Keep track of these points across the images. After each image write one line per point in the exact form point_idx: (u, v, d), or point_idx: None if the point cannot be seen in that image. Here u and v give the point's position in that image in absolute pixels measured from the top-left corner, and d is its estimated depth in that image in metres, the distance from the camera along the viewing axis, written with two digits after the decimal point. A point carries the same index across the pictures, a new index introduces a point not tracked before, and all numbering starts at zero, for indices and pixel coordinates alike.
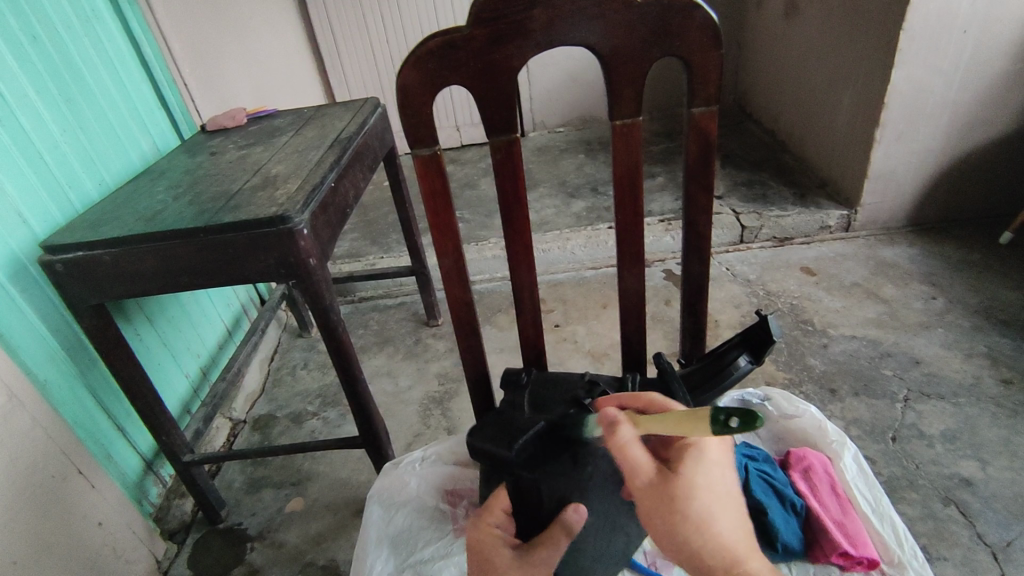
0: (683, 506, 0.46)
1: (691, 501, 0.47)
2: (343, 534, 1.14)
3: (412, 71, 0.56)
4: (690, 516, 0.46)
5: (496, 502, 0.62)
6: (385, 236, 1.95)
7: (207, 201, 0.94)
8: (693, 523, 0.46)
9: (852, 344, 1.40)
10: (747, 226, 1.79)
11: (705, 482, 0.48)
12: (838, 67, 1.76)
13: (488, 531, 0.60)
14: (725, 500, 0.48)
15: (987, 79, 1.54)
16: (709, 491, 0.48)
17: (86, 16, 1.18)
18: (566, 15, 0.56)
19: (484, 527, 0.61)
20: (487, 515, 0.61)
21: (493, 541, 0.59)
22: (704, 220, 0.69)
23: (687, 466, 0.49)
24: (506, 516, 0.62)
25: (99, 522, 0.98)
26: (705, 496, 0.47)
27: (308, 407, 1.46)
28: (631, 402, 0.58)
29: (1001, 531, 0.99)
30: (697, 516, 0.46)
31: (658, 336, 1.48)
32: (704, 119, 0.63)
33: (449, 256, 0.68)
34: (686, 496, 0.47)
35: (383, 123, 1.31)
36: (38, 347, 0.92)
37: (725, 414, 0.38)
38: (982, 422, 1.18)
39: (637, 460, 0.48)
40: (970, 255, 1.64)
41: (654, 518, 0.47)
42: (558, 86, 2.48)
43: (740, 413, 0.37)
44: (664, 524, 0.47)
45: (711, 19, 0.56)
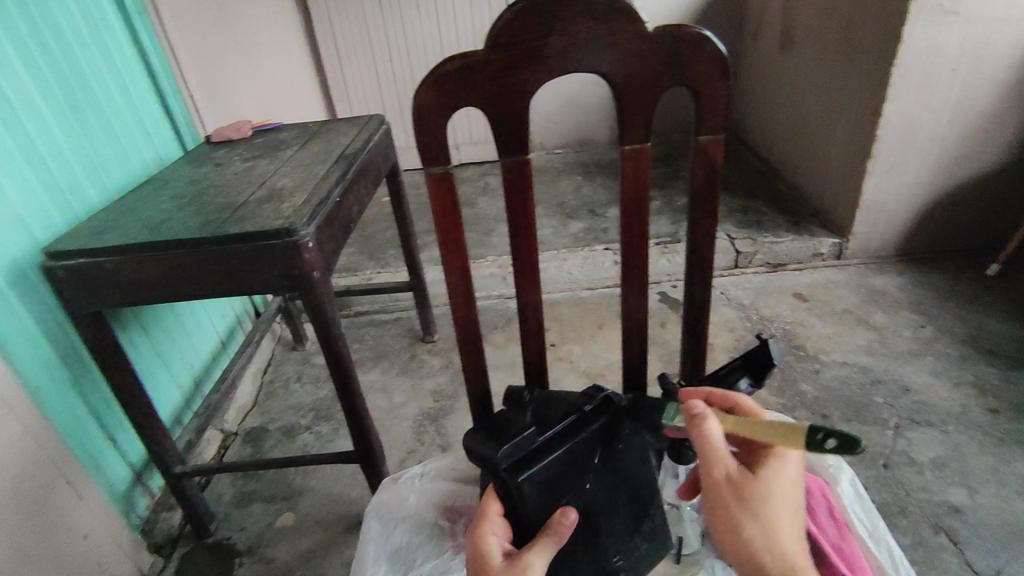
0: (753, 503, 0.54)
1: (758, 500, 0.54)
2: (333, 550, 1.13)
3: (429, 91, 0.58)
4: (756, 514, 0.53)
5: (491, 509, 0.64)
6: (383, 250, 1.96)
7: (212, 212, 0.94)
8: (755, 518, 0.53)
9: (844, 371, 1.42)
10: (742, 251, 1.82)
11: (776, 485, 0.55)
12: (832, 99, 1.81)
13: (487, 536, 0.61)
14: (788, 504, 0.55)
15: (973, 116, 1.59)
16: (778, 495, 0.55)
17: (96, 26, 1.20)
18: (580, 44, 0.57)
19: (481, 534, 0.62)
20: (484, 522, 0.63)
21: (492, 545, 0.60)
22: (708, 244, 0.71)
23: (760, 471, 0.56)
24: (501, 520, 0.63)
25: (86, 533, 0.96)
26: (773, 498, 0.54)
27: (300, 421, 1.44)
28: (716, 397, 0.67)
29: (991, 560, 1.00)
30: (763, 514, 0.53)
31: (654, 358, 1.49)
32: (710, 146, 0.64)
33: (456, 273, 0.69)
34: (754, 493, 0.54)
35: (387, 140, 1.33)
36: (34, 353, 0.92)
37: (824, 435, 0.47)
38: (971, 450, 1.19)
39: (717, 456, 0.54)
40: (958, 286, 1.68)
41: (721, 510, 0.54)
42: (557, 109, 2.52)
43: (842, 438, 0.47)
44: (731, 516, 0.54)
45: (719, 51, 0.58)
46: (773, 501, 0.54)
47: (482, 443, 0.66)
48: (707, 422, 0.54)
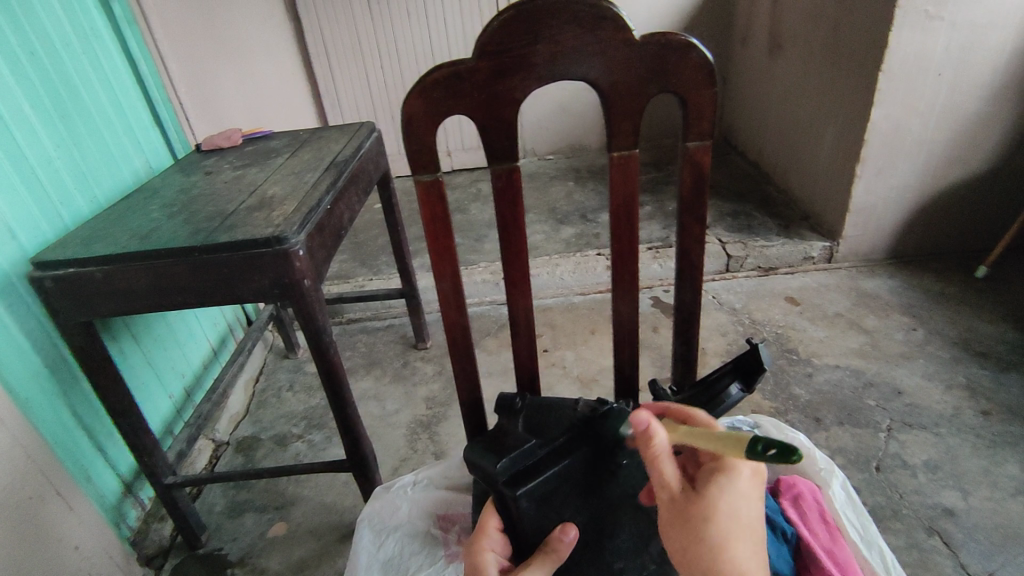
0: (703, 528, 0.47)
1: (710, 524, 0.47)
2: (326, 560, 1.12)
3: (417, 99, 0.58)
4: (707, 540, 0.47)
5: (489, 523, 0.64)
6: (375, 257, 1.96)
7: (203, 220, 0.94)
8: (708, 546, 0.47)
9: (836, 374, 1.43)
10: (733, 255, 1.82)
11: (733, 510, 0.48)
12: (820, 104, 1.82)
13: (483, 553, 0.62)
14: (749, 533, 0.48)
15: (960, 121, 1.61)
16: (733, 517, 0.47)
17: (85, 34, 1.19)
18: (568, 51, 0.58)
19: (478, 550, 0.63)
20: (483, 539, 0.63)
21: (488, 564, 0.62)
22: (697, 249, 0.71)
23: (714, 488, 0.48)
24: (499, 536, 0.64)
25: (76, 546, 0.95)
26: (727, 521, 0.47)
27: (293, 430, 1.43)
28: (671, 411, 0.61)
29: (983, 562, 1.00)
30: (714, 540, 0.47)
31: (647, 363, 1.49)
32: (698, 152, 0.65)
33: (447, 280, 0.69)
34: (704, 517, 0.47)
35: (378, 147, 1.33)
36: (21, 364, 0.91)
37: (763, 445, 0.41)
38: (962, 452, 1.20)
39: (666, 476, 0.48)
40: (948, 288, 1.69)
41: (672, 536, 0.49)
42: (549, 115, 2.53)
43: (777, 447, 0.40)
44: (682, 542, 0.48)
45: (706, 58, 0.59)
46: (730, 527, 0.47)
47: (479, 455, 0.65)
48: (656, 438, 0.48)
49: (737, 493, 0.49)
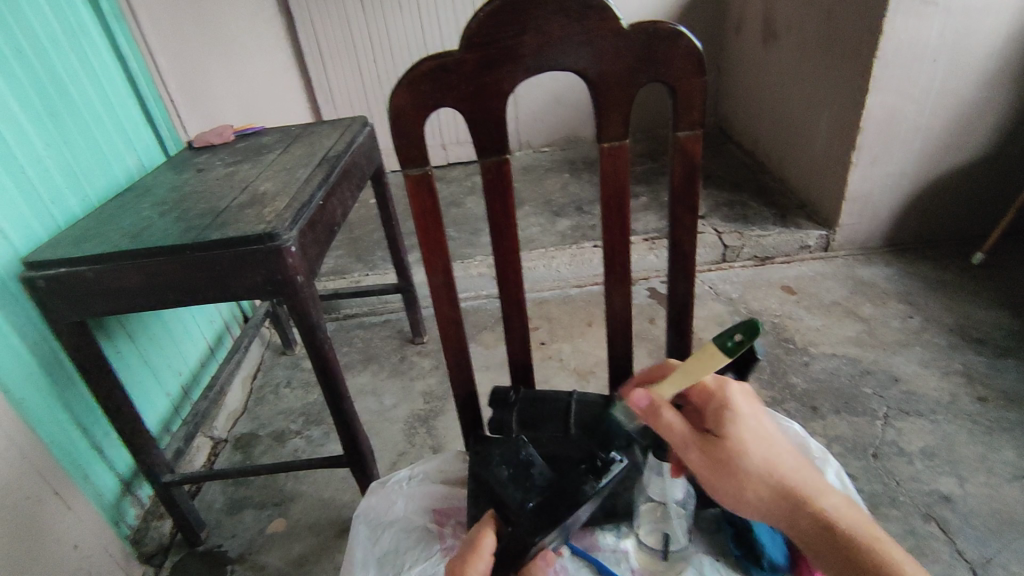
0: (738, 463, 0.56)
1: (744, 455, 0.57)
2: (325, 556, 1.13)
3: (405, 92, 0.57)
4: (750, 469, 0.56)
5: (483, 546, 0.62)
6: (370, 253, 1.95)
7: (194, 218, 0.93)
8: (755, 474, 0.56)
9: (833, 362, 1.43)
10: (729, 246, 1.82)
11: (750, 434, 0.57)
12: (815, 92, 1.82)
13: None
14: (772, 443, 0.58)
15: (954, 107, 1.61)
16: (755, 441, 0.57)
17: (73, 31, 1.18)
18: (555, 41, 0.57)
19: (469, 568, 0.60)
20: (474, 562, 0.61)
21: None
22: (688, 240, 0.71)
23: (728, 428, 0.58)
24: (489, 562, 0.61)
25: (75, 546, 0.95)
26: (755, 446, 0.57)
27: (290, 426, 1.44)
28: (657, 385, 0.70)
29: (979, 547, 1.01)
30: (757, 466, 0.56)
31: (644, 354, 1.49)
32: (689, 142, 0.64)
33: (438, 274, 0.69)
34: (735, 454, 0.57)
35: (370, 142, 1.32)
36: (16, 365, 0.91)
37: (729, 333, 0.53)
38: (958, 438, 1.20)
39: (679, 430, 0.58)
40: (945, 275, 1.69)
41: (719, 483, 0.57)
42: (544, 107, 2.52)
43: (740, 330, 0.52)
44: (733, 485, 0.57)
45: (695, 47, 0.58)
46: (760, 448, 0.57)
47: (503, 485, 0.66)
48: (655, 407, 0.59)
49: (744, 419, 0.58)
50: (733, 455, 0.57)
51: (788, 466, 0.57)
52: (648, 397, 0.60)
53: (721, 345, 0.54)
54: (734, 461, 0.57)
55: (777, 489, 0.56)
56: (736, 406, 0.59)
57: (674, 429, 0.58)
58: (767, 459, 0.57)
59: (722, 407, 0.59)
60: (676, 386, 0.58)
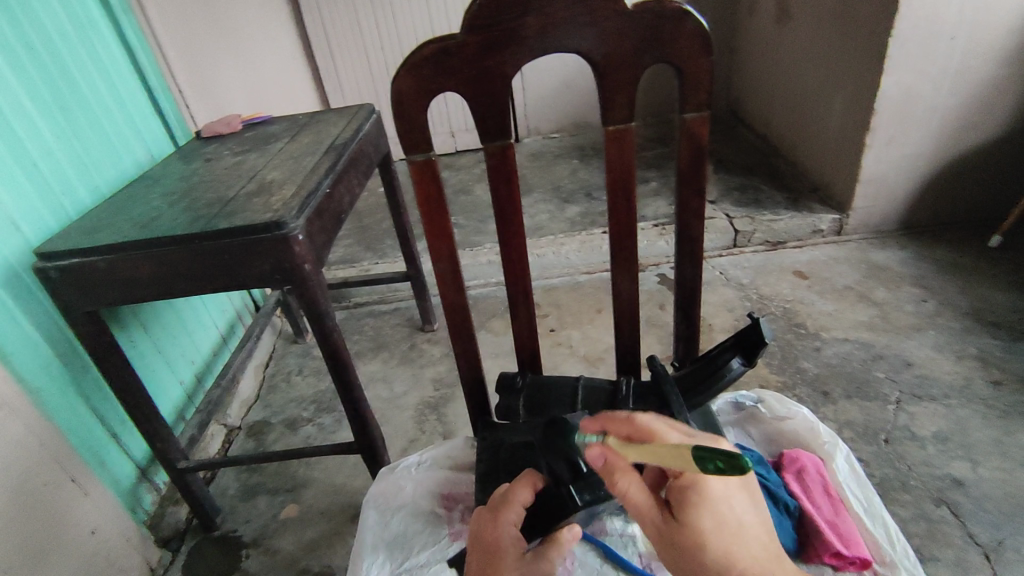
0: (691, 553, 0.49)
1: (702, 548, 0.49)
2: (338, 540, 1.14)
3: (407, 76, 0.57)
4: (703, 561, 0.49)
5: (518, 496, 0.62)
6: (380, 241, 1.96)
7: (203, 207, 0.94)
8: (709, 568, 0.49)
9: (845, 347, 1.41)
10: (740, 230, 1.80)
11: (715, 524, 0.49)
12: (828, 72, 1.78)
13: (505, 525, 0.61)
14: (740, 534, 0.50)
15: (973, 86, 1.57)
16: (720, 532, 0.49)
17: (80, 23, 1.19)
18: (559, 23, 0.56)
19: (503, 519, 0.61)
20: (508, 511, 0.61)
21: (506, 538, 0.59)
22: (695, 224, 0.70)
23: (692, 515, 0.49)
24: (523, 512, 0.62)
25: (93, 530, 0.97)
26: (716, 540, 0.49)
27: (302, 413, 1.45)
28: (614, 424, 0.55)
29: (993, 531, 1.00)
30: (713, 559, 0.49)
31: (653, 340, 1.48)
32: (696, 124, 0.63)
33: (444, 261, 0.69)
34: (695, 541, 0.49)
35: (377, 129, 1.32)
36: (32, 354, 0.92)
37: (706, 458, 0.41)
38: (973, 423, 1.19)
39: (637, 503, 0.51)
40: (960, 258, 1.66)
41: (670, 560, 0.51)
42: (552, 92, 2.50)
43: (721, 458, 0.40)
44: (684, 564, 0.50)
45: (701, 26, 0.57)
46: (723, 539, 0.49)
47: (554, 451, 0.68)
48: (615, 477, 0.51)
49: (714, 503, 0.50)
50: (691, 543, 0.49)
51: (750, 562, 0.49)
52: (604, 455, 0.51)
53: (697, 459, 0.42)
54: (689, 548, 0.49)
55: None
56: (707, 488, 0.50)
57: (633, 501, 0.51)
58: (730, 551, 0.49)
59: (690, 485, 0.50)
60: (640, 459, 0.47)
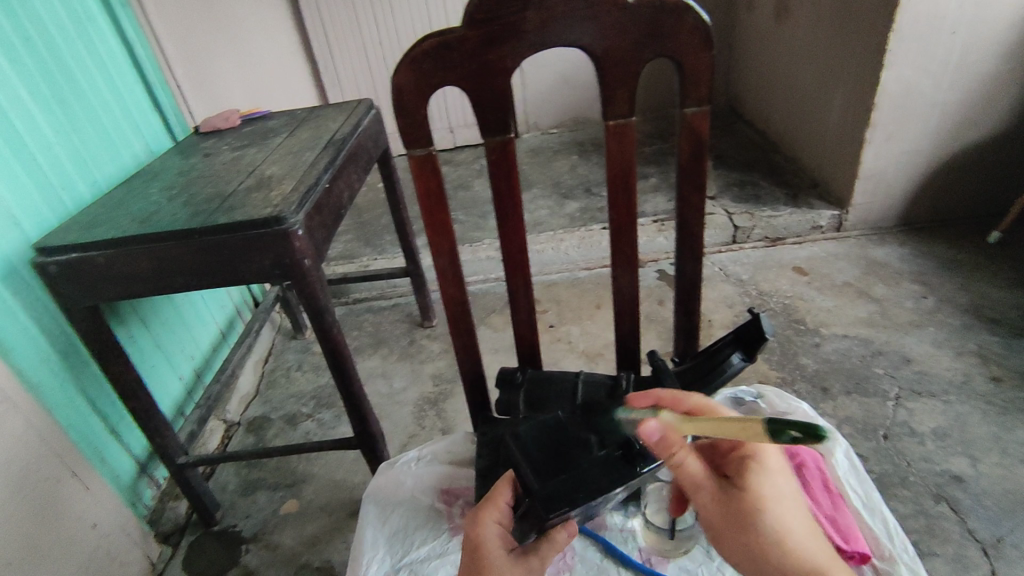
0: (753, 518, 0.53)
1: (762, 513, 0.53)
2: (338, 535, 1.14)
3: (408, 71, 0.57)
4: (765, 529, 0.53)
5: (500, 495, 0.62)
6: (380, 237, 1.95)
7: (202, 202, 0.94)
8: (768, 534, 0.53)
9: (844, 343, 1.41)
10: (740, 227, 1.80)
11: (772, 491, 0.54)
12: (828, 68, 1.78)
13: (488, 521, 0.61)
14: (795, 504, 0.54)
15: (973, 82, 1.57)
16: (778, 501, 0.54)
17: (78, 17, 1.18)
18: (559, 17, 0.56)
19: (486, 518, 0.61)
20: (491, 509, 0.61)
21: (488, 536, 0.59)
22: (696, 219, 0.70)
23: (751, 479, 0.55)
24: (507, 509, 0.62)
25: (93, 525, 0.97)
26: (774, 506, 0.53)
27: (302, 409, 1.45)
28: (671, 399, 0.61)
29: (991, 527, 1.00)
30: (773, 526, 0.52)
31: (653, 336, 1.49)
32: (697, 119, 0.63)
33: (444, 256, 0.69)
34: (756, 507, 0.53)
35: (377, 124, 1.31)
36: (32, 349, 0.92)
37: (784, 427, 0.39)
38: (971, 419, 1.19)
39: (695, 473, 0.55)
40: (960, 255, 1.66)
41: (726, 532, 0.54)
42: (552, 87, 2.49)
43: (799, 428, 0.39)
44: (742, 533, 0.53)
45: (702, 20, 0.57)
46: (779, 509, 0.53)
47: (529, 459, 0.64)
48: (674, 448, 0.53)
49: (772, 474, 0.55)
50: (753, 509, 0.53)
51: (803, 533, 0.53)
52: (661, 430, 0.53)
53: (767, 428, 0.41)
54: (750, 515, 0.53)
55: (790, 555, 0.52)
56: (764, 459, 0.56)
57: (692, 472, 0.55)
58: (785, 523, 0.53)
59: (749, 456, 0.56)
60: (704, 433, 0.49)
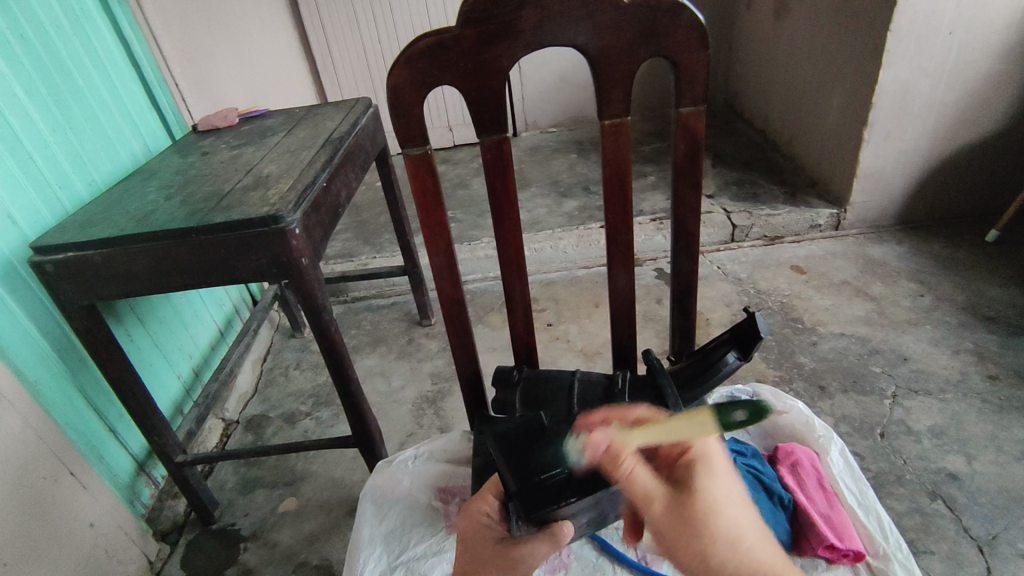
0: (705, 520, 0.49)
1: (714, 515, 0.49)
2: (336, 533, 1.14)
3: (403, 70, 0.57)
4: (717, 533, 0.48)
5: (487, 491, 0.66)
6: (378, 235, 1.95)
7: (199, 201, 0.94)
8: (722, 539, 0.48)
9: (842, 342, 1.42)
10: (738, 225, 1.80)
11: (723, 493, 0.51)
12: (826, 67, 1.78)
13: (476, 517, 0.64)
14: (747, 510, 0.51)
15: (971, 81, 1.57)
16: (731, 502, 0.51)
17: (75, 15, 1.18)
18: (554, 17, 0.56)
19: (473, 513, 0.65)
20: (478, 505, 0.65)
21: (474, 529, 0.63)
22: (692, 218, 0.70)
23: (699, 481, 0.52)
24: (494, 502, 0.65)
25: (91, 523, 0.97)
26: (726, 508, 0.50)
27: (300, 407, 1.45)
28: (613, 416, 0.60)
29: (987, 525, 1.01)
30: (725, 532, 0.48)
31: (650, 334, 1.49)
32: (692, 118, 0.63)
33: (440, 254, 0.69)
34: (708, 510, 0.49)
35: (375, 123, 1.31)
36: (29, 347, 0.92)
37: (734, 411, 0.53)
38: (968, 417, 1.19)
39: (646, 485, 0.51)
40: (957, 254, 1.66)
41: (678, 543, 0.49)
42: (551, 86, 2.49)
43: (745, 410, 0.53)
44: (696, 542, 0.48)
45: (697, 19, 0.57)
46: (731, 512, 0.50)
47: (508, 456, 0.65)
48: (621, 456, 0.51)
49: (720, 476, 0.53)
50: (706, 511, 0.49)
51: (759, 544, 0.49)
52: (606, 440, 0.53)
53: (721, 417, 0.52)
54: (704, 518, 0.49)
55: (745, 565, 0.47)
56: (710, 459, 0.54)
57: (638, 483, 0.51)
58: (739, 527, 0.49)
59: (696, 458, 0.54)
60: (648, 437, 0.52)
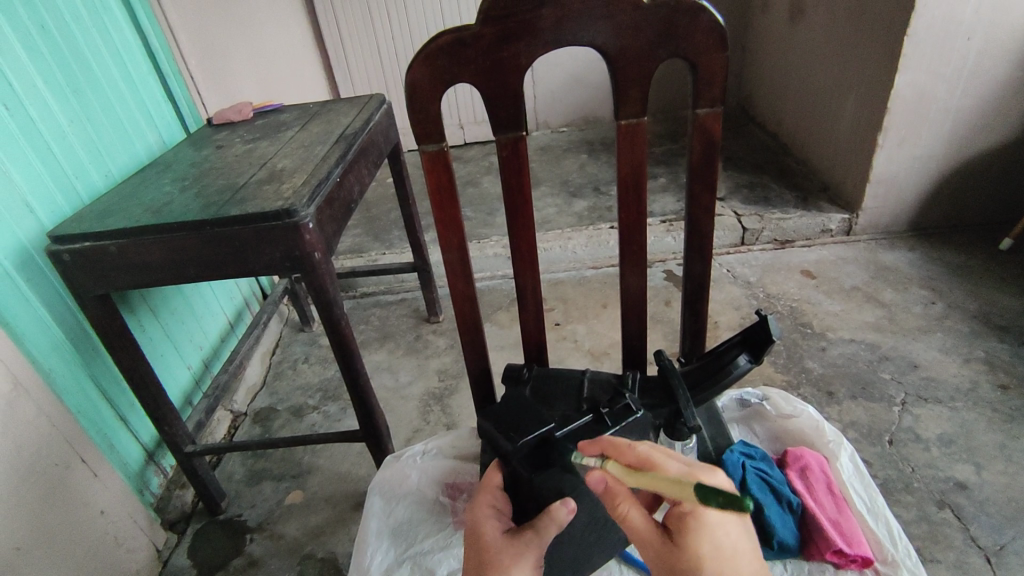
0: (688, 575, 0.51)
1: (698, 572, 0.50)
2: (341, 528, 1.15)
3: (422, 67, 0.57)
4: None
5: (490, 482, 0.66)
6: (387, 232, 1.96)
7: (214, 194, 0.94)
8: None
9: (851, 348, 1.41)
10: (749, 228, 1.80)
11: (709, 551, 0.50)
12: (841, 71, 1.77)
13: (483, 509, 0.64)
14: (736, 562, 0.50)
15: (987, 88, 1.56)
16: (717, 558, 0.50)
17: (95, 7, 1.19)
18: (574, 16, 0.56)
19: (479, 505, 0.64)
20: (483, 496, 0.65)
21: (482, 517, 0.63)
22: (706, 221, 0.70)
23: (689, 538, 0.51)
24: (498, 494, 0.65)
25: (102, 510, 0.99)
26: (715, 566, 0.50)
27: (308, 401, 1.46)
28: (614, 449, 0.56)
29: (994, 535, 1.00)
30: None
31: (659, 336, 1.49)
32: (709, 119, 0.63)
33: (454, 252, 0.69)
34: (692, 568, 0.50)
35: (388, 120, 1.32)
36: (43, 336, 0.93)
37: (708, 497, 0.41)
38: (978, 427, 1.18)
39: (638, 525, 0.53)
40: (970, 261, 1.65)
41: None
42: (562, 86, 2.48)
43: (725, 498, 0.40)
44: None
45: (717, 21, 0.57)
46: (721, 569, 0.50)
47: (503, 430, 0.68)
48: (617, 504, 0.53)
49: (713, 530, 0.51)
50: (688, 569, 0.51)
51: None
52: (604, 480, 0.53)
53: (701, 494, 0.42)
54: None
55: None
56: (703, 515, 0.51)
57: (633, 522, 0.53)
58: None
59: (687, 511, 0.51)
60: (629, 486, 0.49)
